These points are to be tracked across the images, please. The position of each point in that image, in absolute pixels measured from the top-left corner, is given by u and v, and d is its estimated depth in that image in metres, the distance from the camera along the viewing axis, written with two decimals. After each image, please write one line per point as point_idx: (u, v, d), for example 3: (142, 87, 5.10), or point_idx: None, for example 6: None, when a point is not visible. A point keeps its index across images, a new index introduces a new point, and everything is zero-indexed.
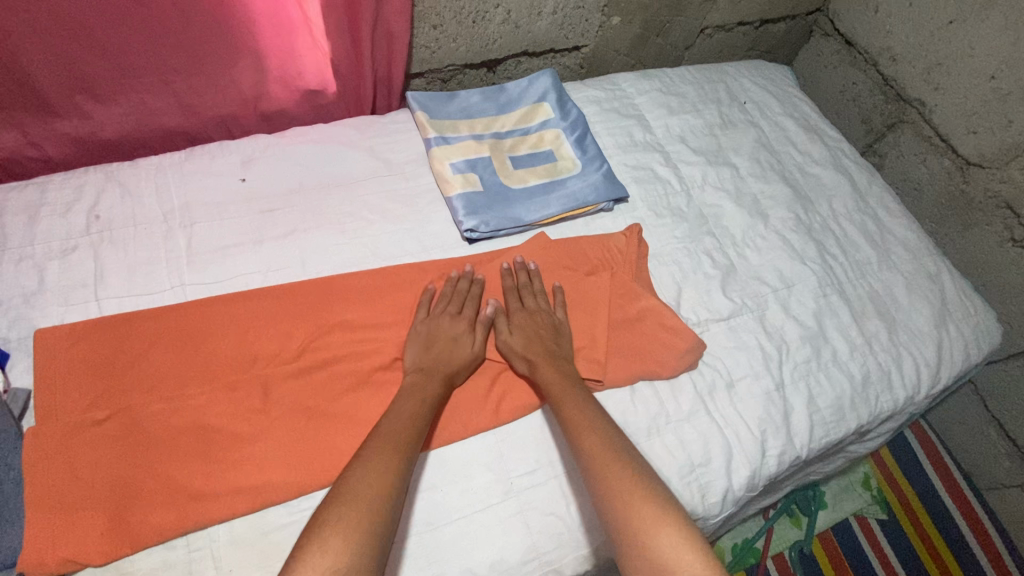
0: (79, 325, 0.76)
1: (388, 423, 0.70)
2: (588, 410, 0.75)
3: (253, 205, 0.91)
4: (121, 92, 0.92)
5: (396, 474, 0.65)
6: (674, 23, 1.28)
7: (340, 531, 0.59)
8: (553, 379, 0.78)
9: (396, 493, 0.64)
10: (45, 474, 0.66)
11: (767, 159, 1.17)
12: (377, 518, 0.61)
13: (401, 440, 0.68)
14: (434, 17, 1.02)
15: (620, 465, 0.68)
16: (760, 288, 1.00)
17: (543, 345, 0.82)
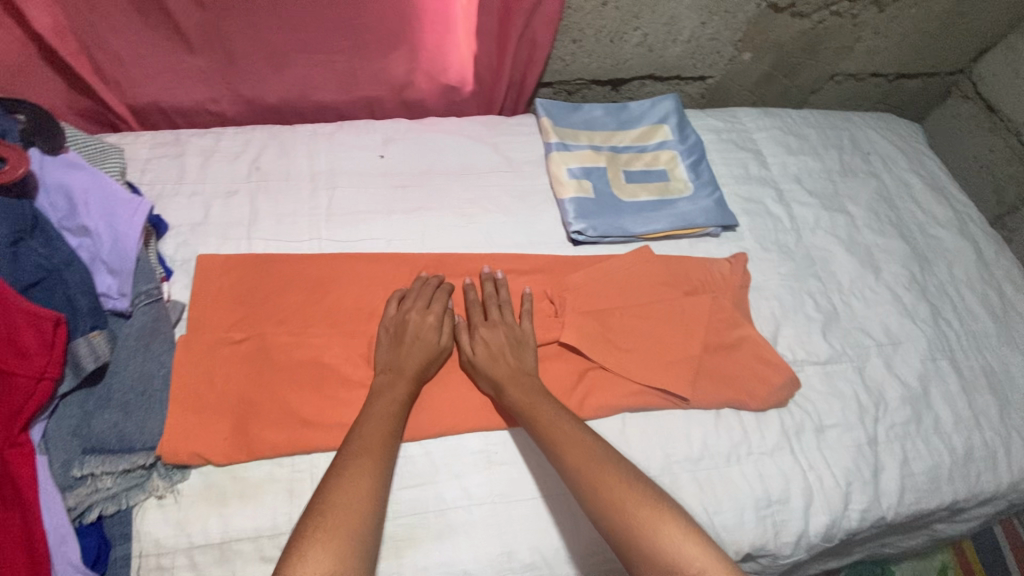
0: (231, 257, 0.86)
1: (359, 431, 0.70)
2: (562, 427, 0.73)
3: (387, 179, 1.00)
4: (294, 65, 1.04)
5: (373, 477, 0.65)
6: (805, 66, 1.28)
7: (323, 538, 0.58)
8: (526, 397, 0.76)
9: (376, 491, 0.64)
10: (188, 376, 0.75)
11: (886, 213, 1.14)
12: (360, 519, 0.61)
13: (378, 446, 0.68)
14: (576, 32, 1.08)
15: (607, 478, 0.67)
16: (864, 340, 0.97)
17: (508, 363, 0.79)
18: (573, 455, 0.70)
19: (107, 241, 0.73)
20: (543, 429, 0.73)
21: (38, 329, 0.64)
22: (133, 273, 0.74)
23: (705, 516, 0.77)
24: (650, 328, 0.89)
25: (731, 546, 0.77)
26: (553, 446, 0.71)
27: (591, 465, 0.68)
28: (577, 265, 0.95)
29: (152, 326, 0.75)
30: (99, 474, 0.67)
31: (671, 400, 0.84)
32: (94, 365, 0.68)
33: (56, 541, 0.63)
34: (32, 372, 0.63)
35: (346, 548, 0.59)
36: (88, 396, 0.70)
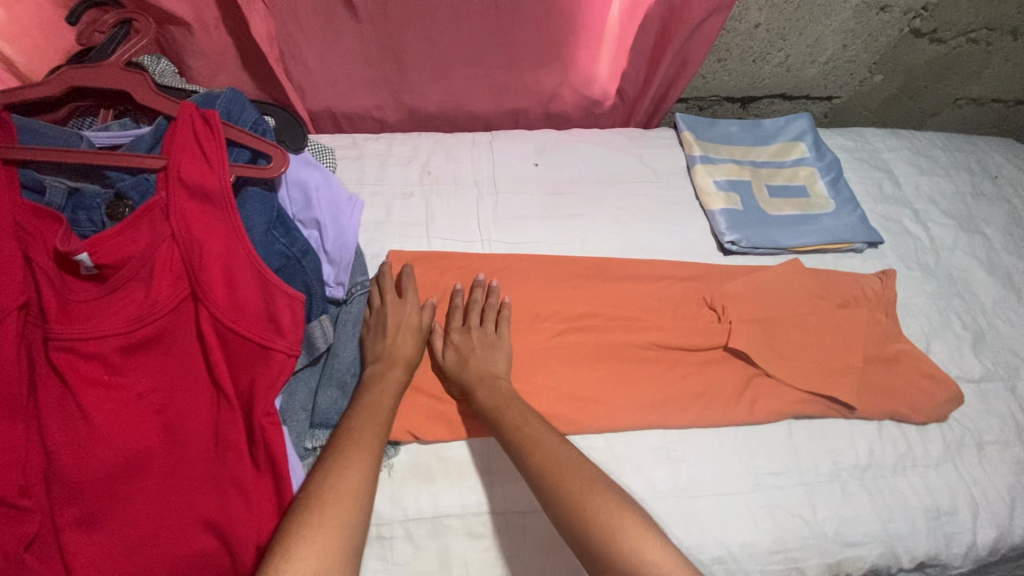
0: (417, 254, 0.92)
1: (352, 418, 0.67)
2: (529, 434, 0.69)
3: (545, 186, 1.06)
4: (455, 77, 1.11)
5: (364, 461, 0.62)
6: (932, 89, 1.30)
7: (311, 528, 0.55)
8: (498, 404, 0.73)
9: (371, 473, 0.62)
10: None
11: (1021, 236, 1.15)
12: (355, 503, 0.59)
13: (368, 443, 0.64)
14: (723, 52, 1.12)
15: (576, 483, 0.63)
16: (1013, 360, 0.98)
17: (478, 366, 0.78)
18: (542, 458, 0.66)
19: (332, 234, 0.79)
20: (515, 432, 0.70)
21: (292, 310, 0.71)
22: (348, 263, 0.80)
23: (878, 523, 0.79)
24: (811, 337, 0.91)
25: (903, 553, 0.79)
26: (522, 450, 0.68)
27: (562, 469, 0.65)
28: (731, 275, 0.99)
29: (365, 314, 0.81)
30: None
31: (836, 408, 0.87)
32: (325, 346, 0.76)
33: None
34: (287, 349, 0.70)
35: (341, 538, 0.56)
36: (314, 373, 0.77)
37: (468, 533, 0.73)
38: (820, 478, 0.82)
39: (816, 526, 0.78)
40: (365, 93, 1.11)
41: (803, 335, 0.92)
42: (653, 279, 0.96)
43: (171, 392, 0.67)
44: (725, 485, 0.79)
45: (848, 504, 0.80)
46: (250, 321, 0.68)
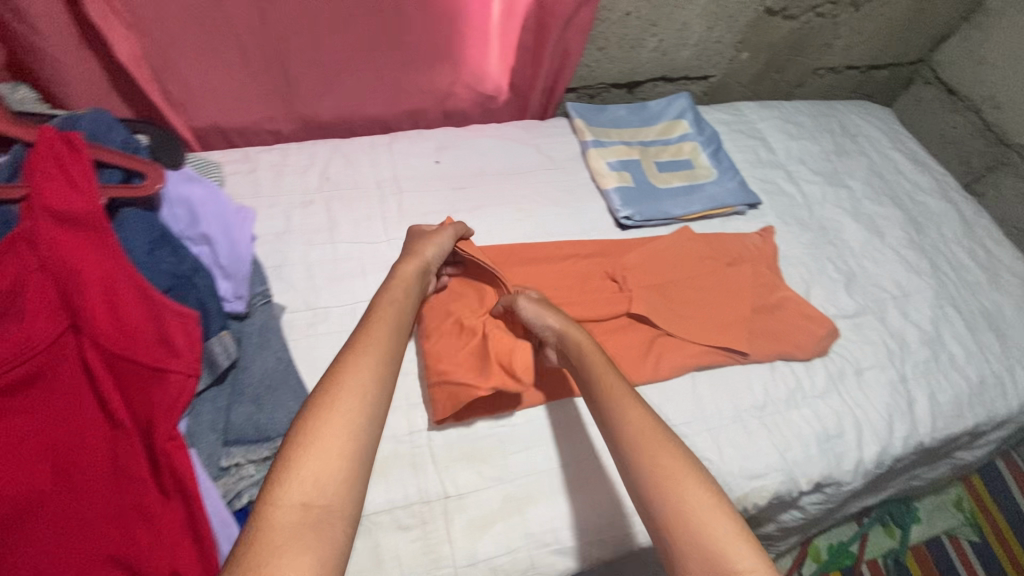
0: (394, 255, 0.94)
1: (352, 340, 0.68)
2: (617, 387, 0.69)
3: (447, 182, 1.08)
4: (346, 83, 1.12)
5: (365, 379, 0.63)
6: (793, 62, 1.43)
7: (310, 446, 0.57)
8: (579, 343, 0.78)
9: (380, 382, 0.64)
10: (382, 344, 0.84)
11: (880, 185, 1.29)
12: (365, 401, 0.61)
13: (379, 340, 0.68)
14: (602, 41, 1.19)
15: (647, 434, 0.64)
16: (880, 294, 1.10)
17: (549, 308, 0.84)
18: (622, 406, 0.67)
19: (225, 248, 0.78)
20: (599, 380, 0.71)
21: (185, 328, 0.69)
22: (246, 276, 0.79)
23: (777, 454, 0.87)
24: (705, 296, 0.99)
25: (802, 477, 0.87)
26: (602, 391, 0.70)
27: (635, 419, 0.65)
28: (630, 247, 1.05)
29: (268, 325, 0.80)
30: (243, 462, 0.72)
31: (731, 355, 0.94)
32: (227, 362, 0.74)
33: (219, 524, 0.67)
34: (185, 370, 0.68)
35: (352, 446, 0.58)
36: (220, 392, 0.75)
37: (397, 526, 0.74)
38: (723, 421, 0.89)
39: (724, 465, 0.85)
40: (254, 106, 1.09)
41: (696, 294, 0.99)
42: (559, 260, 1.01)
43: (61, 430, 0.64)
44: None
45: (750, 441, 0.88)
46: (140, 345, 0.66)
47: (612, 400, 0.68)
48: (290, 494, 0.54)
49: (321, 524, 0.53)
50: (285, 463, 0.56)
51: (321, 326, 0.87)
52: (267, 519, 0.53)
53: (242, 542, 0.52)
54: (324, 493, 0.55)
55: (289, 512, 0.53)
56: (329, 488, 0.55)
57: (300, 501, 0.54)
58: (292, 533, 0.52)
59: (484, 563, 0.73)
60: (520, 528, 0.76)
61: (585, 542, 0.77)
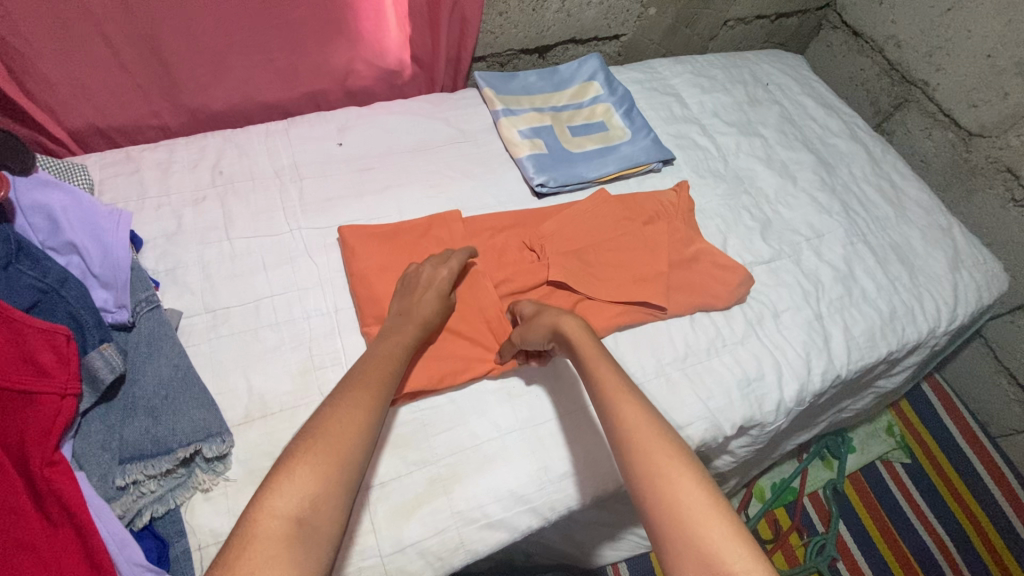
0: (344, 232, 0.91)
1: (362, 370, 0.68)
2: (618, 379, 0.67)
3: (352, 165, 1.03)
4: (233, 71, 1.05)
5: (372, 406, 0.63)
6: (702, 15, 1.42)
7: (312, 462, 0.56)
8: (575, 329, 0.74)
9: (377, 416, 0.63)
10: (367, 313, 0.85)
11: (792, 131, 1.31)
12: (361, 437, 0.60)
13: (379, 381, 0.67)
14: (501, 5, 1.16)
15: (649, 432, 0.61)
16: (795, 237, 1.12)
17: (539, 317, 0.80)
18: (620, 401, 0.64)
19: (97, 255, 0.73)
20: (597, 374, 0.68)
21: (53, 345, 0.64)
22: (128, 283, 0.74)
23: (700, 403, 0.89)
24: (623, 256, 0.99)
25: (726, 423, 0.89)
26: (602, 389, 0.66)
27: (635, 419, 0.63)
28: (545, 215, 1.03)
29: (157, 333, 0.75)
30: (142, 478, 0.68)
31: (651, 312, 0.95)
32: (112, 376, 0.68)
33: (117, 545, 0.63)
34: (57, 389, 0.63)
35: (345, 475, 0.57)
36: (110, 409, 0.71)
37: None
38: (646, 377, 0.90)
39: None
40: (133, 101, 1.01)
41: (614, 256, 0.99)
42: (474, 232, 0.98)
43: None
44: (564, 407, 0.84)
45: (673, 393, 0.89)
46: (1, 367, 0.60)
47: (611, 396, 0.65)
48: (280, 509, 0.52)
49: (309, 544, 0.52)
50: (274, 482, 0.54)
51: (223, 327, 0.83)
52: (256, 530, 0.51)
53: (222, 552, 0.50)
54: (319, 512, 0.54)
55: (280, 525, 0.52)
56: (318, 514, 0.53)
57: (294, 514, 0.52)
58: (278, 546, 0.50)
59: (412, 547, 0.72)
60: (446, 508, 0.75)
61: (514, 513, 0.77)
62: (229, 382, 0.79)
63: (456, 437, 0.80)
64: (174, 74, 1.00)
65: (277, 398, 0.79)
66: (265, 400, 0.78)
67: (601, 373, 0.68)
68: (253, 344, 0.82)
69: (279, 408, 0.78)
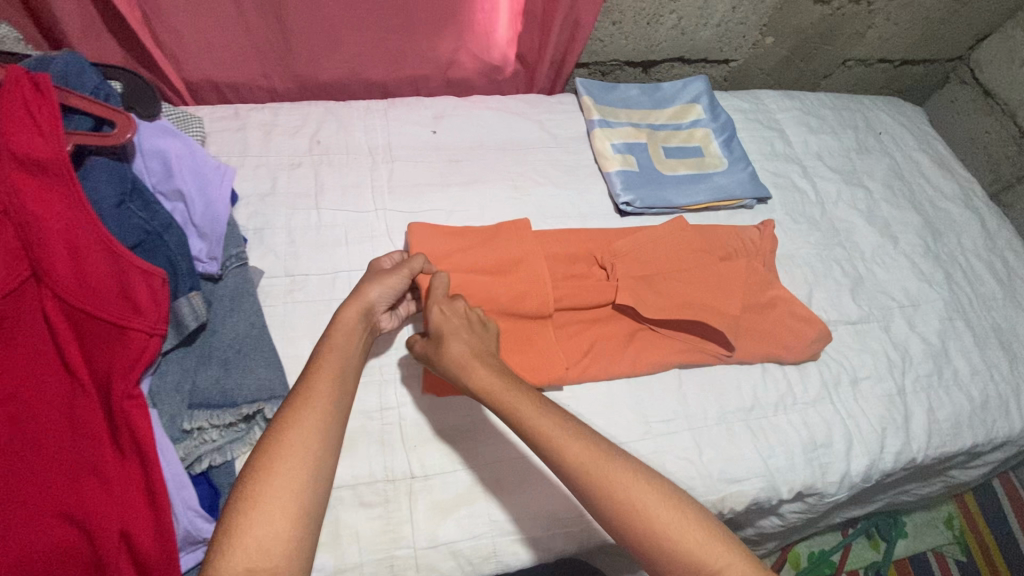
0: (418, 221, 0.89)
1: (296, 394, 0.60)
2: (609, 469, 0.60)
3: (442, 154, 1.04)
4: (345, 45, 1.07)
5: (308, 442, 0.56)
6: (821, 51, 1.35)
7: (253, 515, 0.51)
8: (491, 380, 0.67)
9: (316, 456, 0.56)
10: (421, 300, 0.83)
11: (900, 188, 1.23)
12: (296, 474, 0.54)
13: (311, 420, 0.57)
14: (617, 15, 1.13)
15: (676, 523, 0.58)
16: (887, 301, 1.05)
17: (470, 346, 0.71)
18: (619, 490, 0.59)
19: (199, 206, 0.76)
20: (584, 466, 0.60)
21: (150, 285, 0.67)
22: (222, 237, 0.76)
23: (759, 459, 0.84)
24: (696, 291, 0.94)
25: (783, 485, 0.84)
26: (592, 484, 0.59)
27: (651, 507, 0.58)
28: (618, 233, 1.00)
29: (240, 289, 0.78)
30: (206, 427, 0.70)
31: (720, 354, 0.91)
32: (195, 324, 0.71)
33: (174, 486, 0.65)
34: (147, 328, 0.66)
35: (297, 515, 0.52)
36: (187, 353, 0.73)
37: (359, 503, 0.72)
38: (706, 421, 0.86)
39: (703, 467, 0.82)
40: (249, 61, 1.05)
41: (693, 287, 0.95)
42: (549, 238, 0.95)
43: (18, 383, 0.62)
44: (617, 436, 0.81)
45: (733, 445, 0.85)
46: (101, 301, 0.64)
47: (606, 489, 0.59)
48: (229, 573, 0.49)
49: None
50: (218, 548, 0.50)
51: (298, 294, 0.84)
52: None
53: None
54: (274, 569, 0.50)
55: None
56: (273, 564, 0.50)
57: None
58: None
59: (445, 546, 0.72)
60: (485, 515, 0.74)
61: (549, 534, 0.75)
62: (297, 347, 0.80)
63: (504, 445, 0.78)
64: (291, 40, 1.03)
65: None
66: None
67: (580, 464, 0.60)
68: (324, 314, 0.83)
69: None
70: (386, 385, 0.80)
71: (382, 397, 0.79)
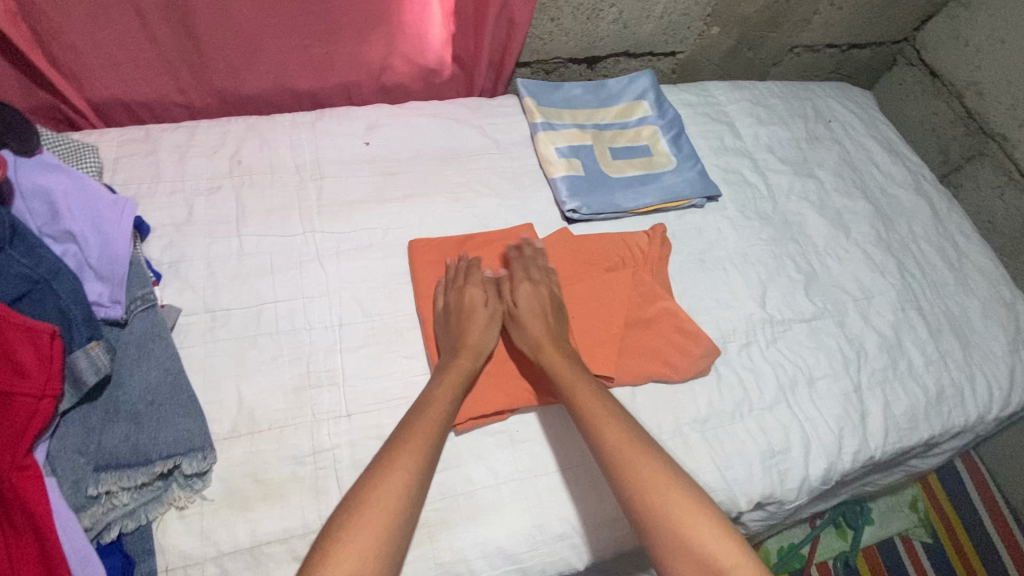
0: (422, 244, 0.90)
1: (416, 415, 0.69)
2: (666, 485, 0.64)
3: (376, 167, 0.98)
4: (264, 54, 1.00)
5: (415, 469, 0.63)
6: (768, 39, 1.32)
7: (354, 538, 0.56)
8: (556, 362, 0.77)
9: (417, 491, 0.62)
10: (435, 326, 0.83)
11: (851, 177, 1.21)
12: (398, 510, 0.59)
13: (427, 436, 0.66)
14: (554, 11, 1.08)
15: (704, 536, 0.61)
16: (841, 296, 1.03)
17: (548, 326, 0.81)
18: (658, 497, 0.63)
19: (95, 247, 0.69)
20: (621, 455, 0.67)
21: (35, 343, 0.60)
22: (125, 278, 0.70)
23: (717, 472, 0.82)
24: (586, 306, 0.89)
25: (742, 496, 0.82)
26: (623, 472, 0.66)
27: (671, 499, 0.63)
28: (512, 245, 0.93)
29: (150, 333, 0.71)
30: (115, 490, 0.64)
31: (659, 369, 0.86)
32: (96, 379, 0.64)
33: (77, 563, 0.59)
34: (35, 391, 0.59)
35: (388, 547, 0.57)
36: (92, 410, 0.67)
37: (290, 557, 0.67)
38: (661, 435, 0.83)
39: None
40: (159, 76, 0.97)
41: (642, 296, 0.91)
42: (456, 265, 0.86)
43: None
44: (569, 460, 0.77)
45: (690, 459, 0.82)
46: None
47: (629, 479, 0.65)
48: None
49: None
50: (321, 556, 0.55)
51: (221, 331, 0.78)
52: None
53: None
54: None
55: None
56: None
57: None
58: None
59: None
60: (430, 558, 0.69)
61: (500, 572, 0.71)
62: (219, 391, 0.74)
63: (450, 481, 0.74)
64: (203, 52, 0.96)
65: (267, 414, 0.74)
66: (254, 415, 0.74)
67: (618, 451, 0.67)
68: (249, 354, 0.77)
69: (267, 426, 0.73)
70: (319, 426, 0.74)
71: (315, 439, 0.73)
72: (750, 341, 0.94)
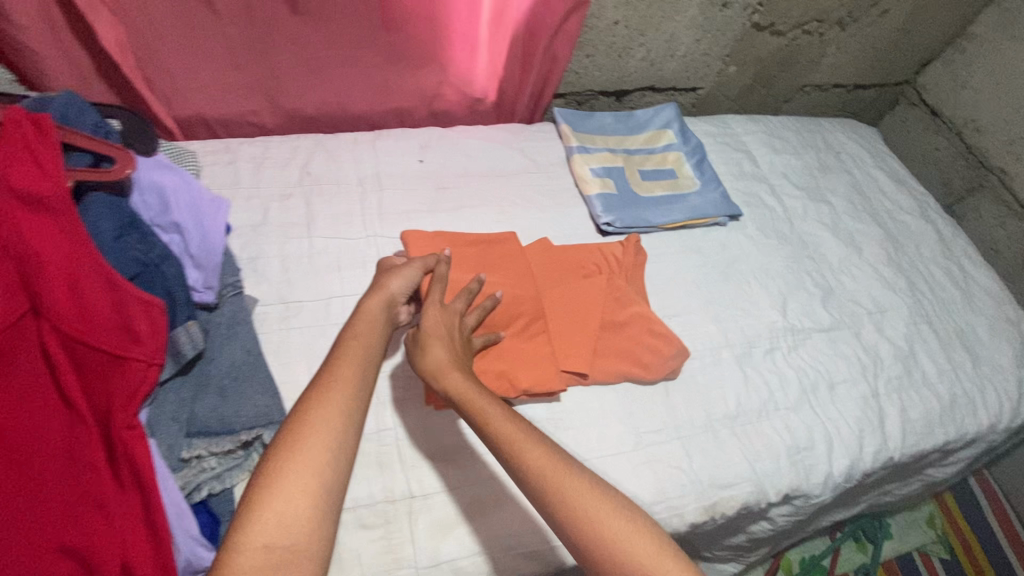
0: (417, 235, 0.93)
1: (333, 359, 0.65)
2: (568, 480, 0.59)
3: (429, 182, 1.08)
4: (331, 79, 1.11)
5: (340, 406, 0.60)
6: (780, 78, 1.44)
7: (275, 489, 0.53)
8: (456, 385, 0.69)
9: (348, 422, 0.59)
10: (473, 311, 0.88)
11: (860, 203, 1.31)
12: (326, 439, 0.57)
13: (345, 380, 0.62)
14: (590, 48, 1.21)
15: (620, 530, 0.57)
16: (856, 309, 1.11)
17: (450, 351, 0.73)
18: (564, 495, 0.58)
19: (195, 237, 0.78)
20: (578, 508, 0.58)
21: (150, 316, 0.69)
22: (219, 266, 0.79)
23: (747, 464, 0.87)
24: (571, 304, 0.93)
25: (770, 488, 0.87)
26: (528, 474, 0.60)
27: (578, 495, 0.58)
28: (545, 254, 1.00)
29: (237, 317, 0.79)
30: (204, 455, 0.71)
31: (629, 367, 0.91)
32: (192, 352, 0.73)
33: (173, 515, 0.65)
34: (146, 358, 0.67)
35: (318, 488, 0.54)
36: (184, 383, 0.74)
37: (357, 524, 0.73)
38: (693, 429, 0.89)
39: (693, 473, 0.85)
40: (238, 98, 1.08)
41: (619, 303, 0.95)
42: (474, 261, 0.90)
43: (16, 417, 0.61)
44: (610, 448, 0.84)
45: (720, 451, 0.88)
46: (102, 331, 0.65)
47: (594, 534, 0.56)
48: (253, 537, 0.51)
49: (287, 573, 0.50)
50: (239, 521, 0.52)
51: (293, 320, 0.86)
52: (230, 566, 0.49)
53: None
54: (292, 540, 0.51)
55: (252, 557, 0.50)
56: (292, 540, 0.51)
57: (264, 543, 0.51)
58: None
59: (447, 564, 0.72)
60: (484, 531, 0.75)
61: (548, 548, 0.75)
62: (293, 373, 0.81)
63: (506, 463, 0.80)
64: (279, 79, 1.07)
65: None
66: None
67: (517, 448, 0.62)
68: (318, 342, 0.85)
69: None
70: (382, 408, 0.81)
71: (379, 419, 0.80)
72: (774, 347, 1.01)
